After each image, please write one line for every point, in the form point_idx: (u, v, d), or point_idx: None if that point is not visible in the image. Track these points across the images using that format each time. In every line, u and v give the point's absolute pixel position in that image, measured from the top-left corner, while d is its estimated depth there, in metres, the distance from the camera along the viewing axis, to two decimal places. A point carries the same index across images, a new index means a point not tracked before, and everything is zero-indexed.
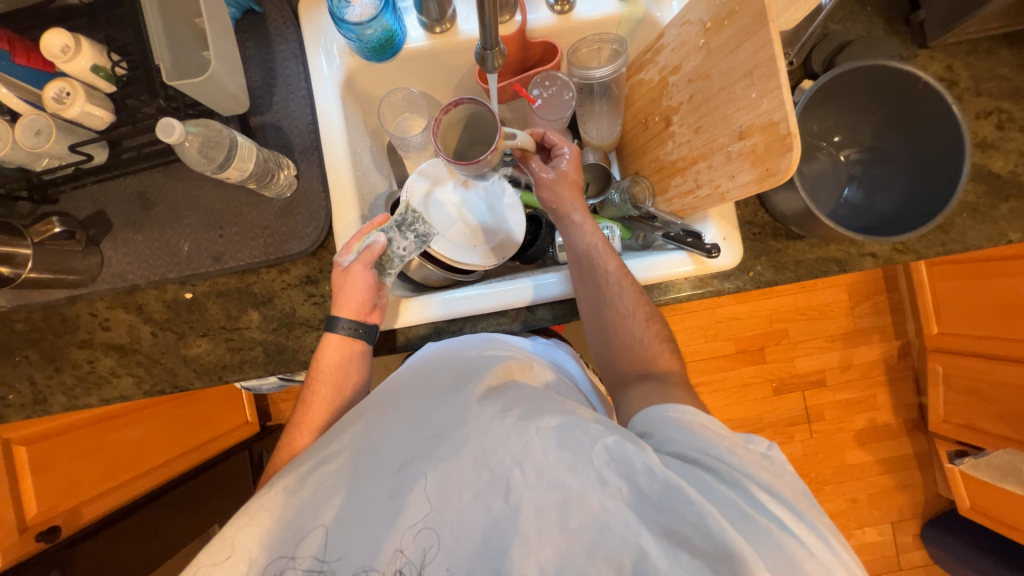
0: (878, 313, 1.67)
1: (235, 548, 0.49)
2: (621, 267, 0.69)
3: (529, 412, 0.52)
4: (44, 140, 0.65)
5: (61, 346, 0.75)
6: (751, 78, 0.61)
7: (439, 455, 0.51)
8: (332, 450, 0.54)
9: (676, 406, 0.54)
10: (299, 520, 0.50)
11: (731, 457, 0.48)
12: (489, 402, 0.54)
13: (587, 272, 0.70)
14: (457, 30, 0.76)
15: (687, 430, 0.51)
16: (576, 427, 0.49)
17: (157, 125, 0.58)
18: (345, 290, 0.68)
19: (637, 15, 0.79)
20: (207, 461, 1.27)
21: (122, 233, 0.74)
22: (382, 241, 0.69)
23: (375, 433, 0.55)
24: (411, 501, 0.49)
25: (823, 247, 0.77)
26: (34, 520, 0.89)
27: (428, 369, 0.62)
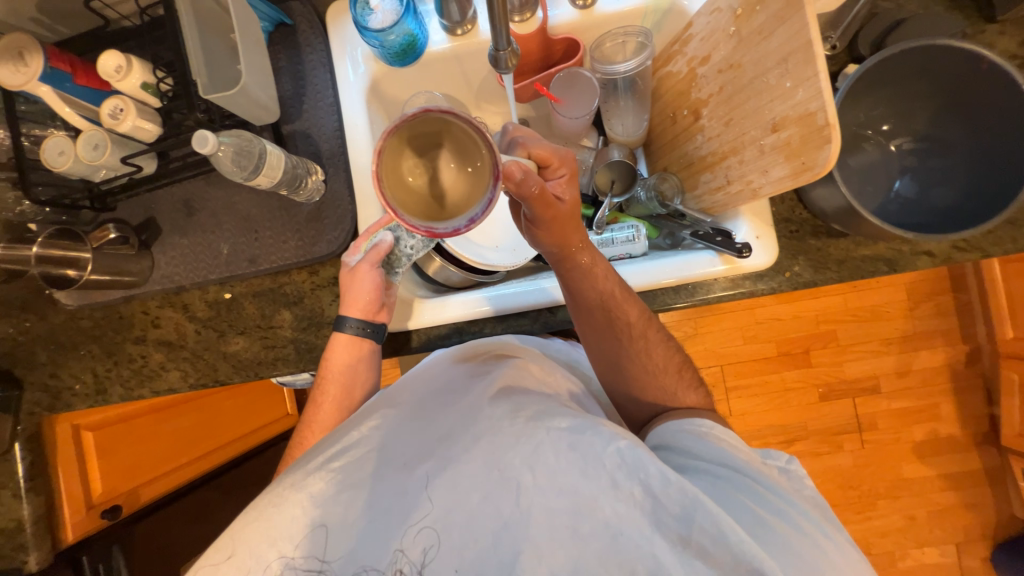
0: (942, 315, 1.52)
1: (236, 551, 0.49)
2: (643, 317, 0.66)
3: (540, 413, 0.54)
4: (100, 153, 0.70)
5: (119, 341, 0.82)
6: (785, 66, 0.57)
7: (449, 453, 0.53)
8: (347, 443, 0.56)
9: (695, 420, 0.62)
10: (309, 516, 0.51)
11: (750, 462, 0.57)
12: (500, 402, 0.57)
13: (605, 326, 0.65)
14: (478, 31, 0.76)
15: (701, 440, 0.59)
16: (587, 430, 0.51)
17: (193, 136, 0.61)
18: (353, 290, 0.71)
19: (663, 6, 0.75)
20: (247, 451, 1.35)
21: (170, 238, 0.80)
22: (389, 240, 0.71)
23: (388, 427, 0.58)
24: (421, 501, 0.51)
25: (870, 244, 0.71)
26: (99, 499, 0.97)
27: (437, 369, 0.65)
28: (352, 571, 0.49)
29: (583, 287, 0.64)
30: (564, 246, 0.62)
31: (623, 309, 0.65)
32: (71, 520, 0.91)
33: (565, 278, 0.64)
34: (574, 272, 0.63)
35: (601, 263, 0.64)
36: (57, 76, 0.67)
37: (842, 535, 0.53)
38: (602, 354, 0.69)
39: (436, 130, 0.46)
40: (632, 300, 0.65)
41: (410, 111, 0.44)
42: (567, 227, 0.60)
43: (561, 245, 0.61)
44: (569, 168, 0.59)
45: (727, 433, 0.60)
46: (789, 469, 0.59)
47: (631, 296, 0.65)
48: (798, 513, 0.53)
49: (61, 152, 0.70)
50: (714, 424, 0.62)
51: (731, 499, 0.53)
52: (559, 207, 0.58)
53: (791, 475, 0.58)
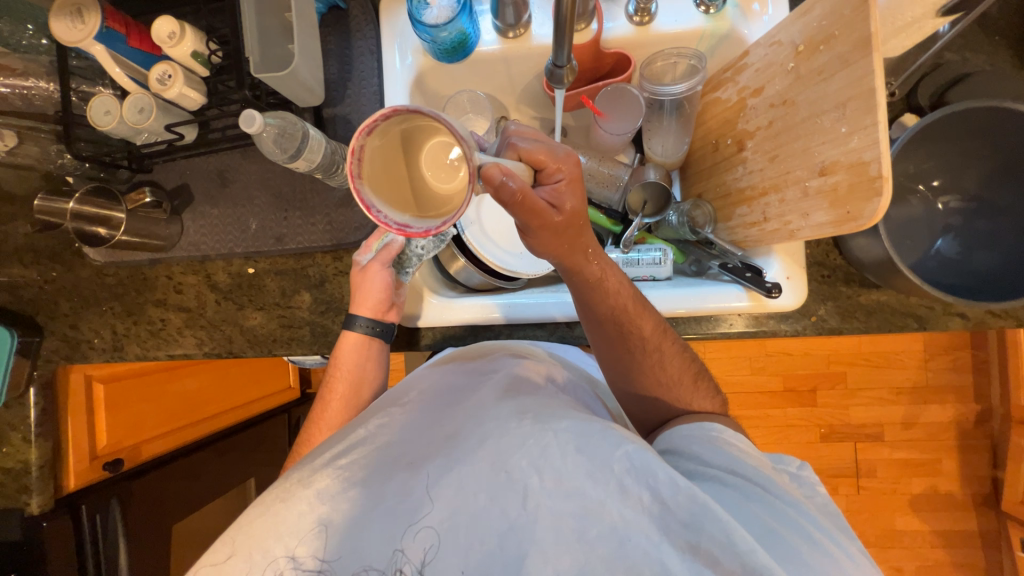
0: (957, 370, 1.49)
1: (237, 550, 0.49)
2: (658, 328, 0.65)
3: (545, 415, 0.54)
4: (145, 117, 0.70)
5: (141, 302, 0.83)
6: (843, 111, 0.56)
7: (457, 453, 0.53)
8: (352, 441, 0.56)
9: (706, 424, 0.61)
10: (312, 511, 0.50)
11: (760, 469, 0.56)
12: (505, 403, 0.57)
13: (617, 338, 0.64)
14: (530, 36, 0.75)
15: (710, 446, 0.58)
16: (592, 432, 0.52)
17: (241, 116, 0.61)
18: (363, 289, 0.71)
19: (722, 31, 0.73)
20: (247, 419, 1.37)
21: (201, 207, 0.80)
22: (400, 241, 0.72)
23: (392, 427, 0.58)
24: (423, 500, 0.50)
25: (901, 299, 0.70)
26: (103, 450, 0.99)
27: (444, 374, 0.66)
28: (352, 571, 0.48)
29: (593, 299, 0.62)
30: (568, 258, 0.59)
31: (638, 322, 0.63)
32: (74, 468, 0.93)
33: (576, 291, 0.62)
34: (583, 285, 0.61)
35: (613, 275, 0.62)
36: (111, 35, 0.67)
37: (856, 546, 0.52)
38: (612, 363, 0.68)
39: (409, 125, 0.46)
40: (648, 313, 0.64)
41: (383, 111, 0.43)
42: (570, 238, 0.57)
43: (567, 258, 0.59)
44: (568, 172, 0.54)
45: (736, 438, 0.59)
46: (801, 476, 0.60)
47: (646, 308, 0.64)
48: (812, 523, 0.51)
49: (107, 112, 0.70)
50: (722, 428, 0.61)
51: (744, 507, 0.51)
52: (554, 217, 0.54)
53: (803, 481, 0.60)
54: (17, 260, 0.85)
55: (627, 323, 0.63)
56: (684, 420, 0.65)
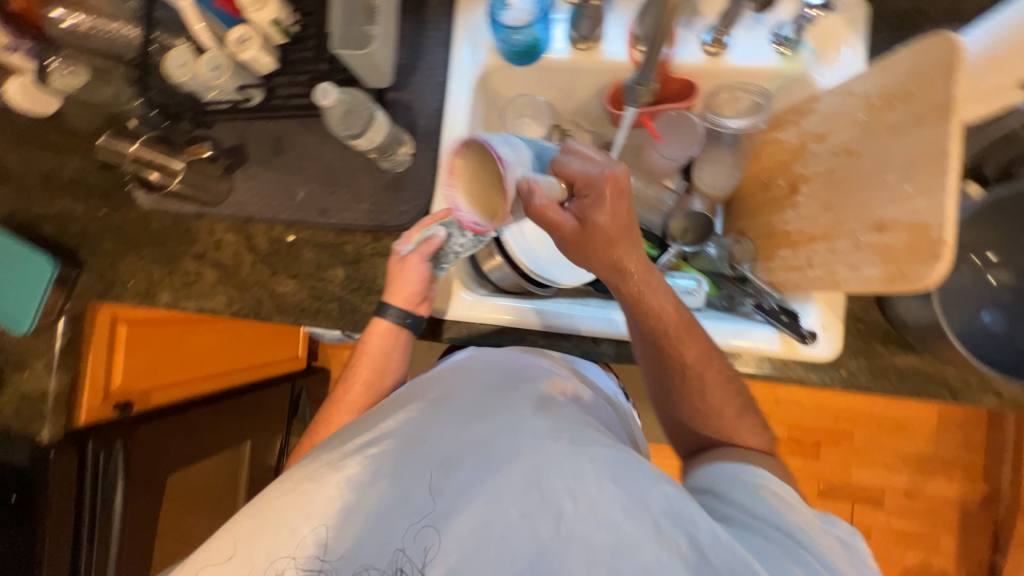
0: (968, 448, 1.46)
1: (270, 525, 0.51)
2: (702, 356, 0.65)
3: (582, 439, 0.55)
4: (219, 74, 0.72)
5: (179, 252, 0.85)
6: (910, 170, 0.55)
7: (491, 464, 0.53)
8: (383, 433, 0.57)
9: (749, 468, 0.59)
10: (345, 498, 0.52)
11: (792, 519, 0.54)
12: (541, 418, 0.57)
13: (659, 361, 0.66)
14: (600, 50, 0.76)
15: (753, 496, 0.56)
16: (631, 467, 0.52)
17: (314, 88, 0.63)
18: (399, 280, 0.73)
19: (793, 73, 0.74)
20: (254, 382, 1.39)
21: (253, 169, 0.82)
22: (442, 236, 0.73)
23: (423, 422, 0.58)
24: (457, 508, 0.51)
25: (938, 367, 0.68)
26: (115, 390, 1.02)
27: (478, 372, 0.66)
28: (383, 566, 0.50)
29: (643, 315, 0.63)
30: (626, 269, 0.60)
31: (684, 349, 0.64)
32: (85, 406, 0.93)
33: (628, 310, 0.64)
34: (634, 305, 0.63)
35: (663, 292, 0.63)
36: None
37: None
38: (655, 385, 0.69)
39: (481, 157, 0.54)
40: (696, 341, 0.64)
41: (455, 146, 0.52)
42: (628, 252, 0.60)
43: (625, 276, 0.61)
44: (598, 187, 0.57)
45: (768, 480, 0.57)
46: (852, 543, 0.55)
47: (694, 334, 0.64)
48: None
49: (182, 64, 0.72)
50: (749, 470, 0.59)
51: (771, 556, 0.50)
52: (614, 229, 0.58)
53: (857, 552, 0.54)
54: (72, 192, 0.89)
55: (673, 348, 0.64)
56: (723, 455, 0.63)
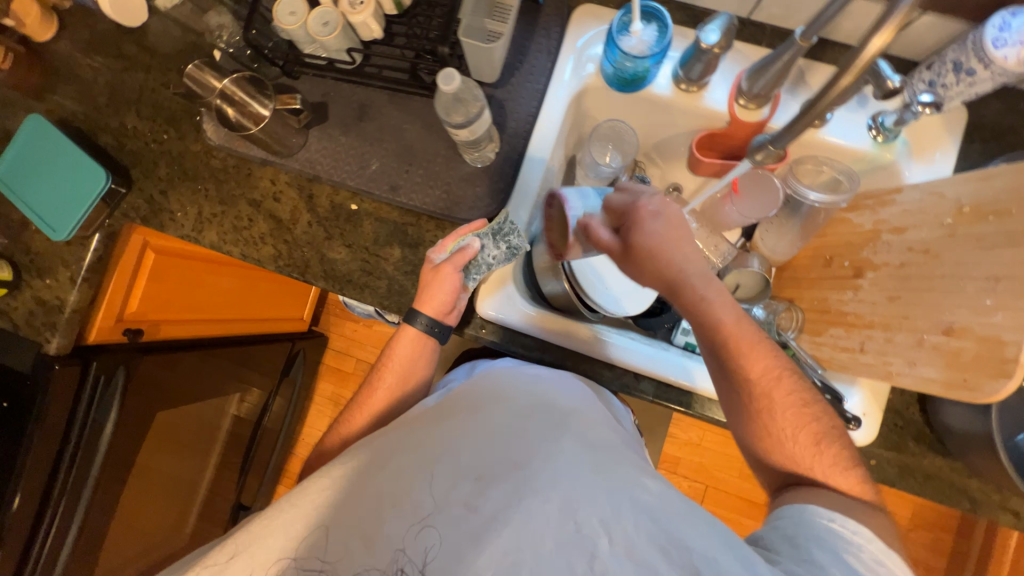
0: (933, 550, 1.49)
1: (315, 517, 0.57)
2: (769, 372, 0.61)
3: (617, 478, 0.56)
4: (327, 31, 0.71)
5: (237, 195, 0.83)
6: (993, 285, 0.57)
7: (528, 487, 0.55)
8: (424, 444, 0.61)
9: (819, 510, 0.55)
10: (384, 501, 0.56)
11: (874, 574, 0.50)
12: (577, 450, 0.59)
13: (725, 374, 0.63)
14: (702, 96, 0.77)
15: (824, 542, 0.52)
16: (666, 513, 0.53)
17: (440, 71, 0.62)
18: (432, 289, 0.72)
19: (883, 160, 0.75)
20: (252, 335, 1.37)
21: (331, 130, 0.81)
22: (475, 248, 0.70)
23: (464, 438, 0.61)
24: (493, 528, 0.52)
25: (962, 476, 0.70)
26: (130, 316, 0.99)
27: (517, 391, 0.68)
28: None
29: (694, 323, 0.63)
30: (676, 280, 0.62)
31: (746, 358, 0.61)
32: (98, 325, 0.92)
33: (686, 312, 0.63)
34: (691, 308, 0.62)
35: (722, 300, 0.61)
36: None
37: None
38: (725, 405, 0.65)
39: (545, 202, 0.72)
40: (759, 350, 0.62)
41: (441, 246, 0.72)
42: (676, 262, 0.61)
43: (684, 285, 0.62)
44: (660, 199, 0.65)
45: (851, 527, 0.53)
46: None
47: (759, 342, 0.62)
48: None
49: (292, 12, 0.71)
50: (826, 509, 0.55)
51: None
52: (656, 245, 0.62)
53: None
54: (136, 110, 0.86)
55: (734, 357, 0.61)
56: (816, 496, 0.57)
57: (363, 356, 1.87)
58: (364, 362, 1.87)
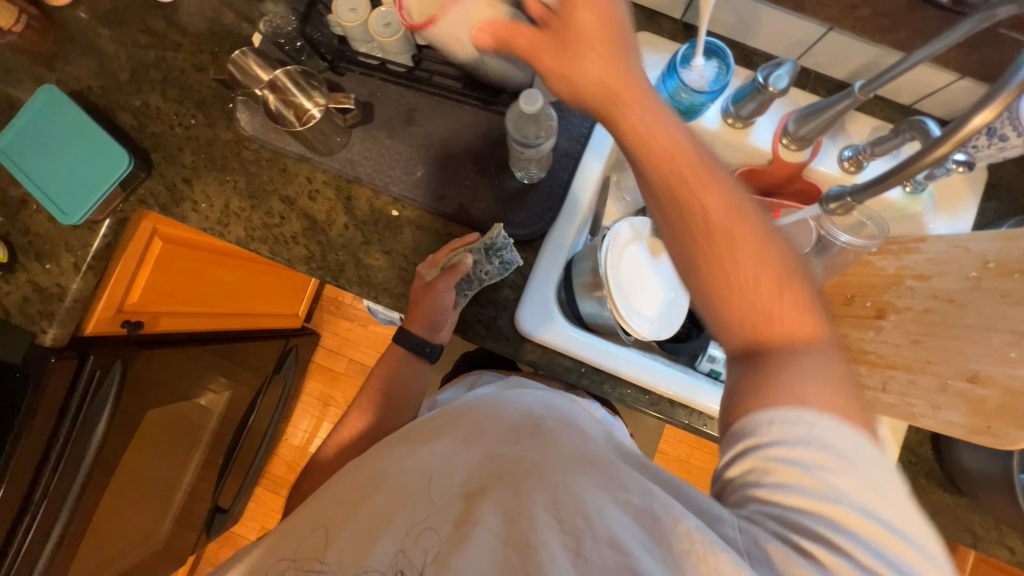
0: None
1: (303, 539, 0.54)
2: (759, 249, 0.47)
3: (604, 468, 0.48)
4: (389, 33, 0.69)
5: (269, 190, 0.79)
6: (1018, 339, 0.61)
7: (509, 490, 0.48)
8: (412, 459, 0.57)
9: (787, 409, 0.42)
10: (368, 521, 0.51)
11: (853, 497, 0.40)
12: (563, 447, 0.52)
13: (703, 250, 0.48)
14: (748, 133, 0.79)
15: (809, 471, 0.40)
16: (658, 501, 0.44)
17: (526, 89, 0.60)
18: (423, 305, 0.73)
19: (909, 211, 0.79)
20: (248, 331, 1.31)
21: (376, 132, 0.79)
22: (467, 264, 0.70)
23: (450, 451, 0.56)
24: (471, 538, 0.46)
25: (966, 513, 0.74)
26: (130, 307, 0.92)
27: (505, 402, 0.62)
28: None
29: (693, 207, 0.48)
30: (616, 112, 0.48)
31: (746, 246, 0.47)
32: (98, 315, 0.85)
33: (679, 200, 0.48)
34: (683, 192, 0.48)
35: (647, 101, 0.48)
36: None
37: None
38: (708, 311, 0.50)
39: None
40: (742, 221, 0.48)
41: (431, 257, 0.73)
42: (651, 113, 0.48)
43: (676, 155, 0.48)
44: None
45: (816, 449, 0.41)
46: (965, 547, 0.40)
47: (755, 223, 0.48)
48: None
49: (353, 10, 0.68)
50: (823, 460, 0.40)
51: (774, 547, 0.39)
52: (603, 75, 0.47)
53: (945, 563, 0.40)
54: (161, 91, 0.81)
55: (730, 244, 0.47)
56: (806, 356, 0.45)
57: (356, 356, 1.82)
58: (357, 363, 1.81)
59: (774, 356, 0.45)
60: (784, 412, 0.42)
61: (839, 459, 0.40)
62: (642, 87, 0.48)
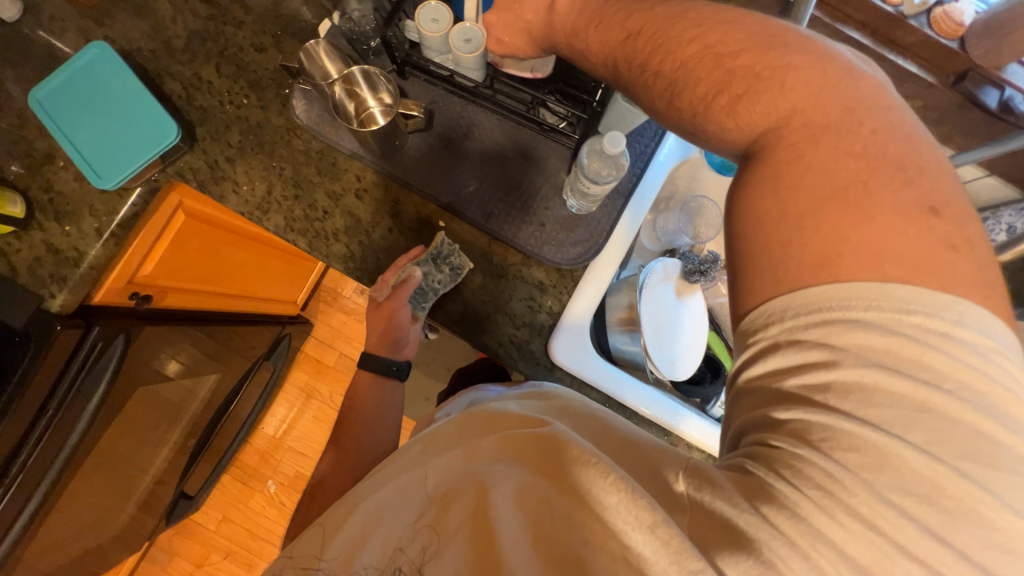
0: None
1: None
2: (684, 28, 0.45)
3: (551, 450, 0.43)
4: (467, 48, 0.69)
5: (315, 183, 0.77)
6: None
7: (471, 501, 0.44)
8: (370, 489, 0.50)
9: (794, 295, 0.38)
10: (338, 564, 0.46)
11: (886, 375, 0.35)
12: (511, 435, 0.47)
13: (742, 86, 0.42)
14: None
15: (832, 347, 0.36)
16: (613, 486, 0.39)
17: (610, 133, 0.64)
18: (384, 324, 0.78)
19: None
20: (248, 315, 1.26)
21: (432, 140, 0.79)
22: (417, 277, 0.73)
23: (404, 474, 0.50)
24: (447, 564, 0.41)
25: None
26: (139, 279, 0.88)
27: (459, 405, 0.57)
28: None
29: (704, 53, 0.44)
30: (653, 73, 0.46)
31: (687, 38, 0.45)
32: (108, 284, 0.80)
33: (700, 51, 0.44)
34: (709, 38, 0.44)
35: (599, 25, 0.50)
36: None
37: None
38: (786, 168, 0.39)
39: None
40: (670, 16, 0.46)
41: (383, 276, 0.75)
42: (679, 24, 0.46)
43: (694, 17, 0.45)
44: None
45: (852, 336, 0.35)
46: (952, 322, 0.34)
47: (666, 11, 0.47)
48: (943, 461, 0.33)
49: (435, 20, 0.68)
50: (862, 330, 0.35)
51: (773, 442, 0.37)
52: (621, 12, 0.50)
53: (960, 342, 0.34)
54: (216, 65, 0.79)
55: (680, 41, 0.45)
56: (818, 156, 0.38)
57: (347, 351, 1.77)
58: (347, 358, 1.77)
59: (813, 230, 0.37)
60: (835, 288, 0.36)
61: (876, 336, 0.35)
62: (666, 13, 0.48)
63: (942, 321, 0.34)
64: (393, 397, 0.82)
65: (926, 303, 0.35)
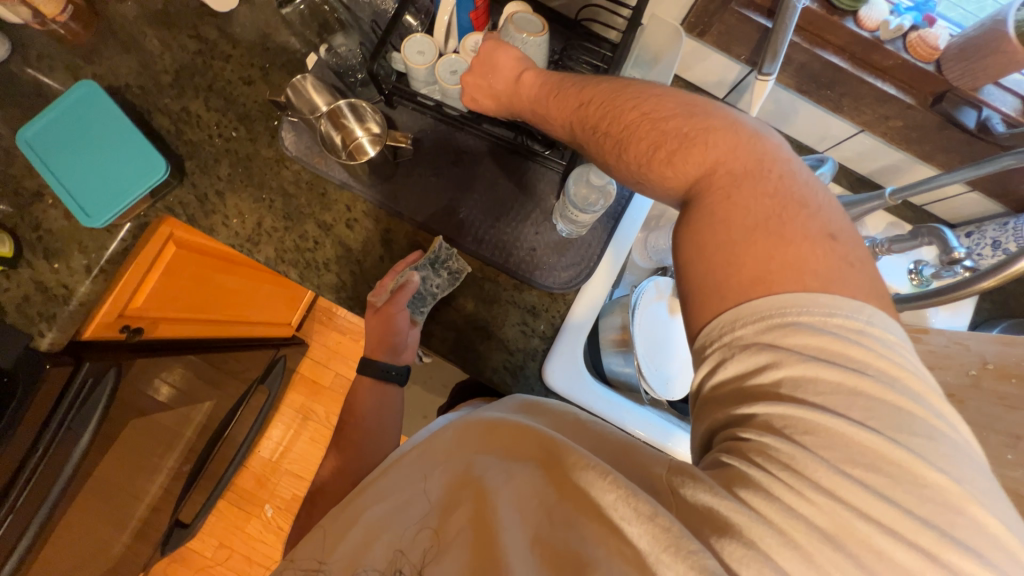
0: None
1: None
2: (628, 102, 0.49)
3: (549, 454, 0.44)
4: (452, 79, 0.70)
5: (305, 213, 0.77)
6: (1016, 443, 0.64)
7: (475, 508, 0.44)
8: (373, 500, 0.51)
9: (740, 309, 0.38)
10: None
11: (827, 365, 0.35)
12: (509, 442, 0.47)
13: (680, 143, 0.44)
14: None
15: (787, 337, 0.36)
16: (610, 485, 0.39)
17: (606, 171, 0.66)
18: (381, 329, 0.76)
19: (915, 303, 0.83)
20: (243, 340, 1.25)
21: (422, 168, 0.79)
22: (413, 281, 0.72)
23: (405, 486, 0.50)
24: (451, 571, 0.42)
25: None
26: (131, 310, 0.88)
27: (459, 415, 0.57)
28: None
29: (644, 117, 0.47)
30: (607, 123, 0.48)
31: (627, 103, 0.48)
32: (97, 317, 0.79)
33: (644, 114, 0.47)
34: (647, 104, 0.48)
35: (558, 95, 0.55)
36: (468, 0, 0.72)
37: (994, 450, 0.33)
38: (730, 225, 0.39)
39: None
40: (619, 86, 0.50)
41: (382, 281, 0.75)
42: (622, 94, 0.49)
43: (631, 88, 0.50)
44: None
45: (795, 338, 0.36)
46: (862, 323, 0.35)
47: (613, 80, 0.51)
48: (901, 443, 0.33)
49: (420, 52, 0.69)
50: (812, 333, 0.35)
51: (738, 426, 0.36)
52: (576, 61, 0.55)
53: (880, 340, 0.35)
54: (204, 99, 0.79)
55: (624, 105, 0.48)
56: (762, 212, 0.40)
57: (341, 371, 1.76)
58: (341, 378, 1.76)
59: (772, 245, 0.38)
60: (778, 295, 0.36)
61: (813, 330, 0.35)
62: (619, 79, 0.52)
63: (857, 321, 0.35)
64: (392, 426, 0.80)
65: (839, 305, 0.36)
